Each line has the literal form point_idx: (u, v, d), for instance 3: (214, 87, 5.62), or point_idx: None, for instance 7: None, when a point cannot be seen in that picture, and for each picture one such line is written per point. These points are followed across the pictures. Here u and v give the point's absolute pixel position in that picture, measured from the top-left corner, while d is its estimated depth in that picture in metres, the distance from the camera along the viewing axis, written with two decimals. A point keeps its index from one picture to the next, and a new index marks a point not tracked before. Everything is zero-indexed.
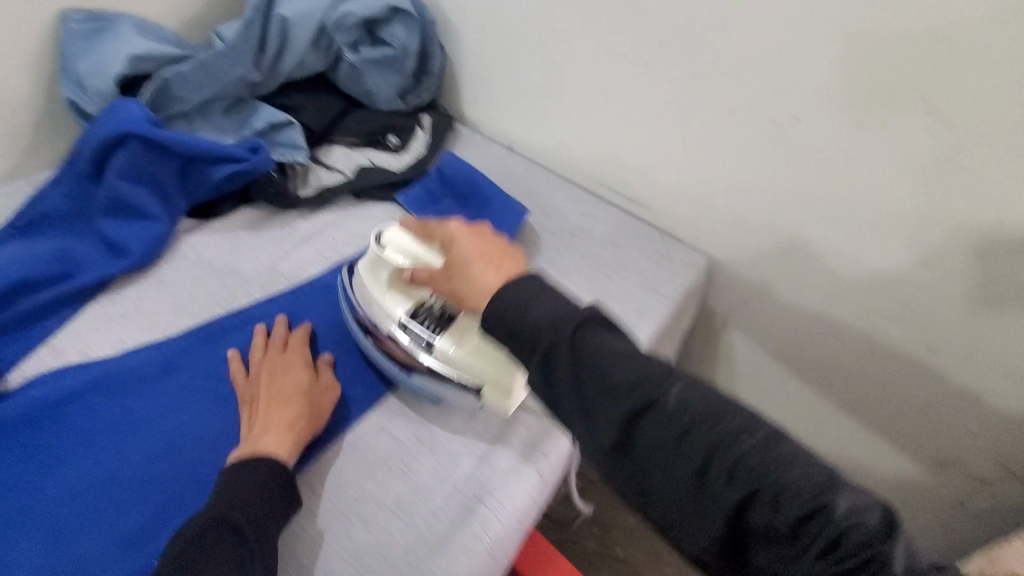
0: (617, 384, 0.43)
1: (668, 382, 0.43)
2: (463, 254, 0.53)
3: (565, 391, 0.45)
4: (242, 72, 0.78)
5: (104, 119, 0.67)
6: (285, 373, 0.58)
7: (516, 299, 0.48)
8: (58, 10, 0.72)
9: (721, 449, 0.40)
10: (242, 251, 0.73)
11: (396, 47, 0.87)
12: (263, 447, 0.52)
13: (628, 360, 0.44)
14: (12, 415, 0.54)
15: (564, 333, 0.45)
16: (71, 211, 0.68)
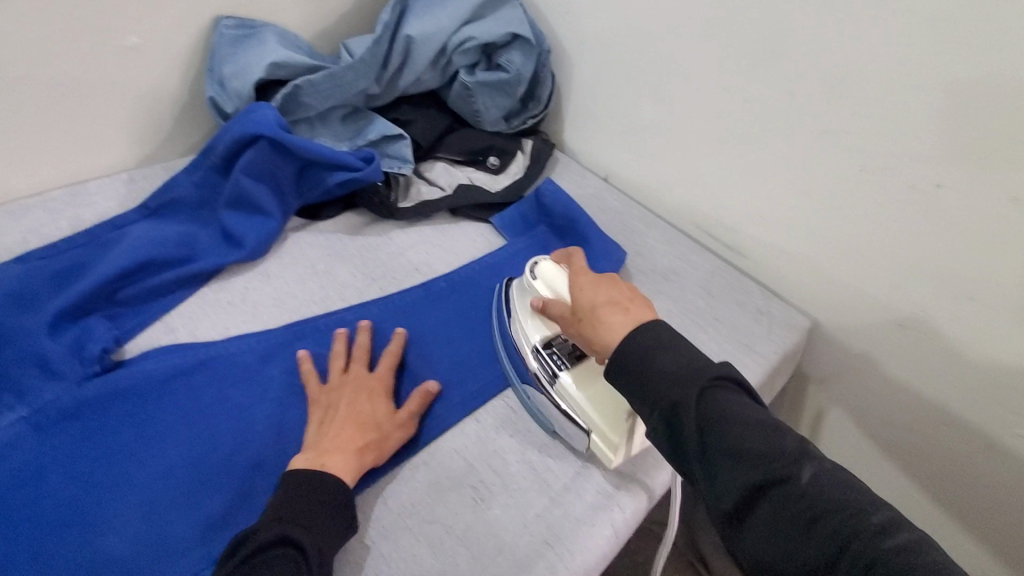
0: (750, 450, 0.43)
1: (799, 458, 0.43)
2: (595, 298, 0.55)
3: (692, 449, 0.45)
4: (364, 85, 0.82)
5: (241, 119, 0.72)
6: (368, 399, 0.58)
7: (642, 347, 0.49)
8: (215, 16, 0.79)
9: (835, 518, 0.40)
10: (342, 256, 0.76)
11: (510, 72, 0.88)
12: (335, 461, 0.53)
13: (760, 430, 0.44)
14: (123, 385, 0.58)
15: (692, 391, 0.46)
16: (199, 201, 0.74)
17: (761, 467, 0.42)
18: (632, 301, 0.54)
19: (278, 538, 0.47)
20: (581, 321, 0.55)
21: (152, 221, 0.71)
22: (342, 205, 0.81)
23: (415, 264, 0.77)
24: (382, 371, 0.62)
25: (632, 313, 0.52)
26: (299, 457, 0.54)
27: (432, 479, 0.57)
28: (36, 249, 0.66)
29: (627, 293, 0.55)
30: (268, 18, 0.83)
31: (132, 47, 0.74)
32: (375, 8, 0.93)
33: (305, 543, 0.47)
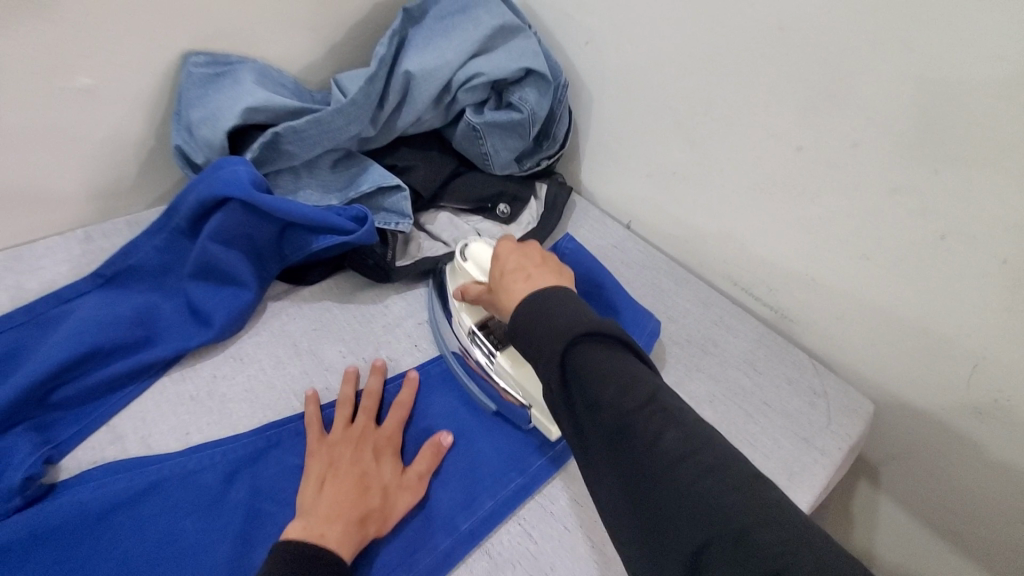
0: (606, 405, 0.37)
1: (655, 411, 0.37)
2: (506, 266, 0.52)
3: (557, 400, 0.40)
4: (357, 129, 0.71)
5: (207, 177, 0.61)
6: (376, 457, 0.53)
7: (530, 305, 0.44)
8: (183, 51, 0.68)
9: (680, 475, 0.35)
10: (328, 331, 0.65)
11: (524, 111, 0.77)
12: (329, 533, 0.46)
13: (622, 378, 0.38)
14: (53, 522, 0.47)
15: (557, 343, 0.40)
16: (160, 270, 0.63)
17: (614, 421, 0.37)
18: (539, 268, 0.51)
19: None
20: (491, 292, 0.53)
21: (102, 296, 0.60)
22: (331, 267, 0.70)
23: (414, 340, 0.66)
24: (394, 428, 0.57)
25: (532, 278, 0.49)
26: (292, 523, 0.47)
27: None
28: None
29: (535, 260, 0.52)
30: (246, 50, 0.73)
31: (84, 89, 0.64)
32: (371, 36, 0.83)
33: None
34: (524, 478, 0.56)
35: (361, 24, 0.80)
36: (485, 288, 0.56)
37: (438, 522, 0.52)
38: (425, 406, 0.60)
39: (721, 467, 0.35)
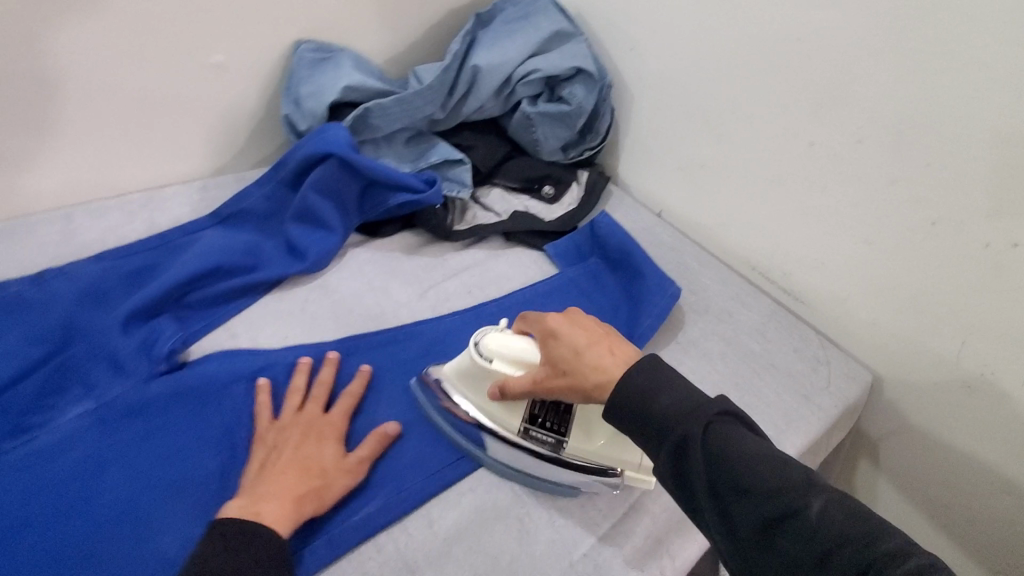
0: (758, 488, 0.43)
1: (804, 489, 0.42)
2: (578, 343, 0.54)
3: (697, 484, 0.45)
4: (431, 110, 0.85)
5: (313, 137, 0.75)
6: (320, 442, 0.57)
7: (639, 386, 0.48)
8: (296, 39, 0.82)
9: (843, 550, 0.40)
10: (396, 274, 0.77)
11: (572, 104, 0.89)
12: (265, 512, 0.51)
13: (765, 462, 0.43)
14: (188, 385, 0.60)
15: (696, 429, 0.45)
16: (265, 213, 0.77)
17: (771, 502, 0.42)
18: (609, 339, 0.55)
19: None
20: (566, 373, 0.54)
21: (220, 228, 0.74)
22: (402, 224, 0.83)
23: (467, 287, 0.77)
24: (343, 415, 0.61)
25: (618, 353, 0.53)
26: (231, 503, 0.52)
27: (478, 506, 0.59)
28: (111, 250, 0.68)
29: (597, 331, 0.55)
30: (343, 42, 0.87)
31: (217, 64, 0.78)
32: (443, 36, 0.96)
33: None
34: None
35: (436, 24, 0.94)
36: (546, 372, 0.56)
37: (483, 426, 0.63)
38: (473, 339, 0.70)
39: (874, 533, 0.40)
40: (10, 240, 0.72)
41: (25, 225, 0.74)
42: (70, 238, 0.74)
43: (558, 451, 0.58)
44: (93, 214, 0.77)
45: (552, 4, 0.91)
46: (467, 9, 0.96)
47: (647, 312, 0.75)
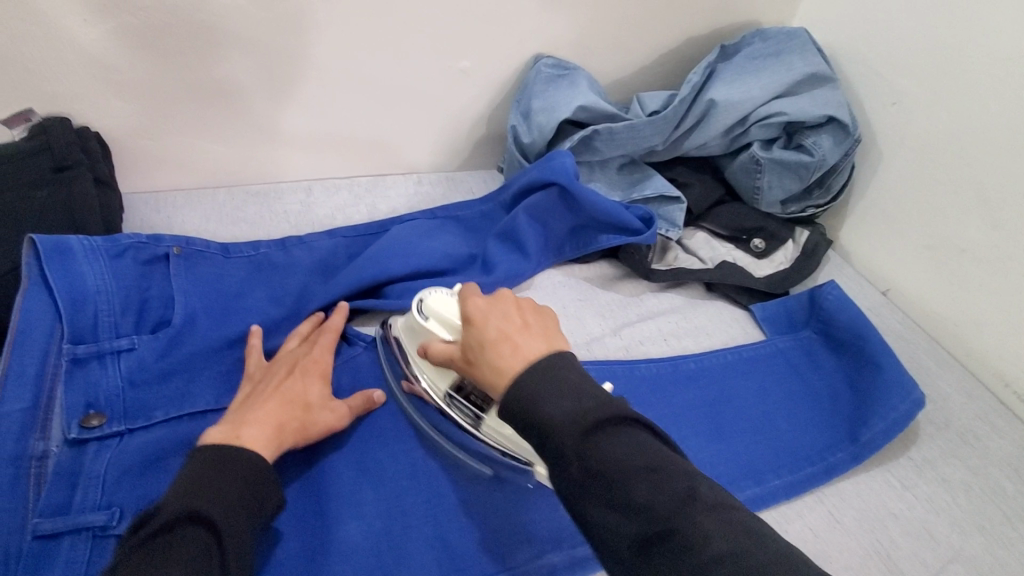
0: (638, 503, 0.37)
1: (684, 504, 0.36)
2: (487, 333, 0.48)
3: (595, 508, 0.38)
4: (655, 141, 0.80)
5: (540, 162, 0.74)
6: (306, 378, 0.56)
7: (527, 388, 0.42)
8: (535, 54, 0.83)
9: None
10: (592, 303, 0.74)
11: (815, 155, 0.80)
12: (243, 435, 0.49)
13: (644, 468, 0.37)
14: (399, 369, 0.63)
15: (578, 441, 0.39)
16: (475, 227, 0.79)
17: (654, 526, 0.36)
18: (526, 329, 0.48)
19: (191, 529, 0.39)
20: (473, 364, 0.49)
21: (432, 226, 0.76)
22: (601, 254, 0.80)
23: (664, 333, 0.72)
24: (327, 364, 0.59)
25: (524, 349, 0.46)
26: (214, 428, 0.50)
27: None
28: (342, 228, 0.74)
29: (516, 319, 0.49)
30: (577, 60, 0.86)
31: (462, 70, 0.81)
32: (675, 65, 0.92)
33: (222, 520, 0.41)
34: (758, 489, 0.58)
35: (671, 52, 0.90)
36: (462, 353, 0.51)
37: None
38: (669, 396, 0.65)
39: (772, 558, 0.34)
40: (263, 202, 0.80)
41: (275, 191, 0.82)
42: (307, 209, 0.81)
43: (477, 427, 0.56)
44: (328, 190, 0.84)
45: (811, 45, 0.84)
46: (706, 40, 0.91)
47: (878, 413, 0.63)
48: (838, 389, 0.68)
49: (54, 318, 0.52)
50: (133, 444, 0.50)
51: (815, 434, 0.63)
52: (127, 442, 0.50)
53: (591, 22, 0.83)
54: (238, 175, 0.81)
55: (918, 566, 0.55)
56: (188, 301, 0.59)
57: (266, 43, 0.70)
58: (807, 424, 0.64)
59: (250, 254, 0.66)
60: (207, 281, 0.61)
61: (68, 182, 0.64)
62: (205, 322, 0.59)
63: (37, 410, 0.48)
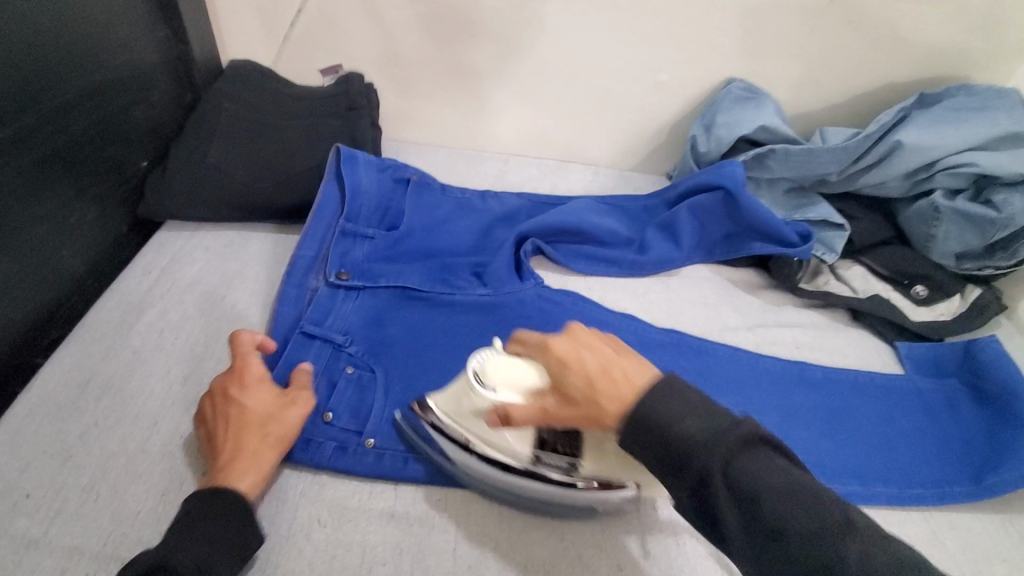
0: (776, 517, 0.38)
1: (819, 517, 0.37)
2: (589, 369, 0.45)
3: (734, 528, 0.39)
4: (829, 169, 0.85)
5: (708, 169, 0.82)
6: (246, 390, 0.54)
7: (662, 416, 0.41)
8: (729, 77, 0.92)
9: (849, 569, 0.36)
10: (733, 300, 0.81)
11: (1002, 213, 0.79)
12: (222, 478, 0.49)
13: (783, 483, 0.38)
14: (560, 309, 0.72)
15: (721, 465, 0.39)
16: (637, 217, 0.88)
17: (800, 543, 0.37)
18: (618, 354, 0.46)
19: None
20: (581, 403, 0.44)
21: (599, 205, 0.87)
22: (751, 262, 0.85)
23: (797, 342, 0.76)
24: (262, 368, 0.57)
25: (630, 376, 0.44)
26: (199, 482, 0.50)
27: None
28: (529, 193, 0.88)
29: (610, 348, 0.46)
30: (766, 88, 0.93)
31: (658, 82, 0.93)
32: (865, 107, 0.95)
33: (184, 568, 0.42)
34: (862, 489, 0.62)
35: (862, 94, 0.94)
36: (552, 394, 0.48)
37: None
38: (788, 392, 0.69)
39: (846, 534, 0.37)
40: (470, 163, 0.99)
41: (481, 156, 1.01)
42: (502, 176, 0.98)
43: (573, 474, 0.53)
44: (521, 164, 1.01)
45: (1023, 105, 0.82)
46: (904, 87, 0.93)
47: (1015, 462, 0.64)
48: (970, 435, 0.69)
49: (337, 203, 0.73)
50: (366, 301, 0.68)
51: (936, 465, 0.65)
52: (362, 299, 0.68)
53: (787, 56, 0.90)
54: (457, 140, 1.01)
55: None
56: (413, 216, 0.77)
57: (512, 40, 0.88)
58: (930, 454, 0.66)
59: (457, 196, 0.83)
60: (427, 205, 0.80)
61: (354, 119, 0.82)
62: (422, 235, 0.77)
63: (316, 260, 0.70)
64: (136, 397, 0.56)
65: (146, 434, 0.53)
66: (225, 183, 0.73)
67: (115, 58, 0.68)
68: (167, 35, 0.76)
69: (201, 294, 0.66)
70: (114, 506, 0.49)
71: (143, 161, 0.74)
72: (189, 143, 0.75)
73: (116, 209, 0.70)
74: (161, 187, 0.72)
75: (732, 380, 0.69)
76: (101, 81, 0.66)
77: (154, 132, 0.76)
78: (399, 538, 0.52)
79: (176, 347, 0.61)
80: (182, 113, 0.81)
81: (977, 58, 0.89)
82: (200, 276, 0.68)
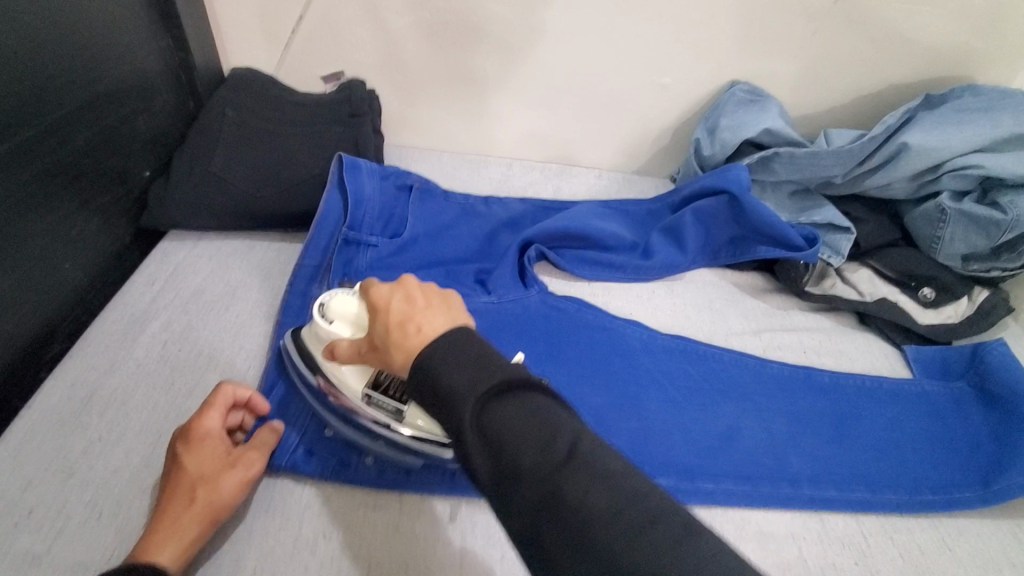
0: (523, 468, 0.35)
1: (565, 463, 0.34)
2: (390, 318, 0.44)
3: (485, 474, 0.36)
4: (834, 171, 0.84)
5: (713, 173, 0.82)
6: (191, 446, 0.50)
7: (438, 370, 0.38)
8: (732, 80, 0.92)
9: (608, 531, 0.32)
10: (738, 304, 0.81)
11: (1009, 214, 0.78)
12: (143, 550, 0.44)
13: (536, 434, 0.35)
14: (566, 315, 0.72)
15: (470, 412, 0.36)
16: (641, 221, 0.88)
17: (533, 486, 0.34)
18: (431, 305, 0.44)
19: None
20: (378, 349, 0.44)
21: (604, 209, 0.87)
22: (755, 265, 0.85)
23: (803, 346, 0.76)
24: (225, 425, 0.54)
25: (426, 324, 0.42)
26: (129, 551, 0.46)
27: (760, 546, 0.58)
28: (533, 198, 0.88)
29: (420, 299, 0.44)
30: (770, 90, 0.93)
31: (661, 85, 0.92)
32: (870, 108, 0.95)
33: None
34: (871, 495, 0.62)
35: (866, 95, 0.93)
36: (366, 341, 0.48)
37: (785, 476, 0.62)
38: (795, 397, 0.69)
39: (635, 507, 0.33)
40: (473, 168, 0.99)
41: (484, 161, 1.00)
42: (506, 180, 0.98)
43: (401, 420, 0.54)
44: (524, 168, 1.01)
45: None
46: (909, 88, 0.92)
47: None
48: (980, 440, 0.68)
49: (340, 211, 0.73)
50: None
51: (945, 470, 0.65)
52: None
53: (791, 58, 0.90)
54: (459, 145, 1.00)
55: None
56: (417, 223, 0.77)
57: (513, 44, 0.88)
58: (939, 459, 0.66)
59: (461, 202, 0.83)
60: (431, 212, 0.79)
61: (357, 126, 0.81)
62: (426, 242, 0.77)
63: (320, 269, 0.69)
64: (140, 409, 0.56)
65: (151, 447, 0.53)
66: (227, 192, 0.73)
67: (117, 68, 0.68)
68: (169, 44, 0.76)
69: (204, 304, 0.66)
70: (120, 520, 0.49)
71: (146, 170, 0.74)
72: (192, 152, 0.75)
73: (119, 219, 0.70)
74: (163, 197, 0.72)
75: (738, 386, 0.69)
76: (103, 91, 0.66)
77: (157, 141, 0.76)
78: (405, 552, 0.52)
79: (180, 358, 0.60)
80: (184, 122, 0.80)
81: (984, 58, 0.88)
82: (204, 285, 0.68)
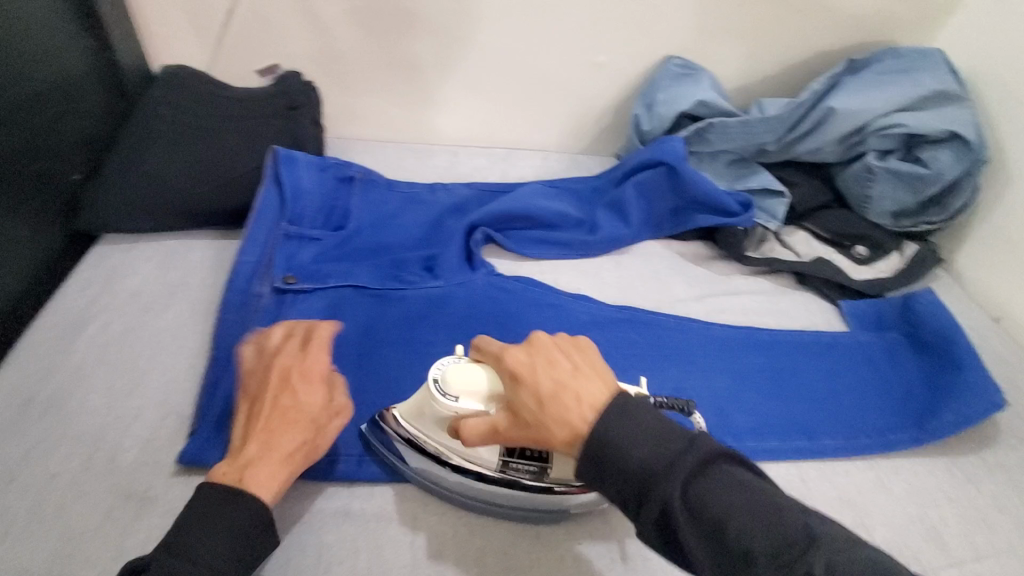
0: (752, 549, 0.36)
1: (799, 541, 0.36)
2: (540, 387, 0.43)
3: (701, 556, 0.37)
4: (766, 139, 0.87)
5: (652, 146, 0.84)
6: (307, 381, 0.52)
7: (611, 439, 0.40)
8: (667, 56, 0.94)
9: None
10: (682, 273, 0.83)
11: (932, 169, 0.82)
12: (252, 479, 0.47)
13: (755, 509, 0.37)
14: (512, 295, 0.73)
15: (676, 485, 0.37)
16: (586, 198, 0.89)
17: (763, 561, 0.36)
18: (587, 368, 0.44)
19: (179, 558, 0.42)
20: (533, 424, 0.44)
21: (547, 188, 0.88)
22: (697, 234, 0.87)
23: (744, 308, 0.79)
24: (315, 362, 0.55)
25: (583, 396, 0.42)
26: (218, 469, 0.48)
27: None
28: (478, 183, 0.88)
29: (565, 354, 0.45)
30: (703, 63, 0.95)
31: (598, 63, 0.94)
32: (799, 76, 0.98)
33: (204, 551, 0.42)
34: (810, 443, 0.65)
35: (795, 63, 0.96)
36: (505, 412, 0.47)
37: (728, 432, 0.65)
38: (737, 357, 0.71)
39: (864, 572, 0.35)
40: (418, 156, 0.99)
41: (430, 150, 1.00)
42: (452, 167, 0.98)
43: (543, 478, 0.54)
44: (469, 155, 1.01)
45: (942, 67, 0.86)
46: (835, 55, 0.95)
47: (949, 406, 0.67)
48: (910, 384, 0.72)
49: (277, 204, 0.72)
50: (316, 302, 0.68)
51: (878, 415, 0.68)
52: (312, 300, 0.68)
53: (721, 30, 0.92)
54: (403, 134, 1.00)
55: (955, 538, 0.60)
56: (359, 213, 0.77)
57: (449, 30, 0.88)
58: (873, 405, 0.69)
59: (405, 191, 0.83)
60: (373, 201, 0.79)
61: (295, 118, 0.80)
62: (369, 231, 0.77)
63: (260, 264, 0.68)
64: (78, 414, 0.55)
65: (90, 450, 0.52)
66: (162, 192, 0.71)
67: (41, 71, 0.66)
68: (92, 43, 0.74)
69: (142, 305, 0.65)
70: (60, 525, 0.48)
71: (75, 173, 0.72)
72: (123, 153, 0.73)
73: (49, 224, 0.68)
74: (94, 199, 0.70)
75: (684, 350, 0.71)
76: (27, 94, 0.64)
77: (86, 143, 0.74)
78: None
79: (118, 360, 0.59)
80: (114, 122, 0.78)
81: (899, 23, 0.92)
82: (141, 287, 0.67)
